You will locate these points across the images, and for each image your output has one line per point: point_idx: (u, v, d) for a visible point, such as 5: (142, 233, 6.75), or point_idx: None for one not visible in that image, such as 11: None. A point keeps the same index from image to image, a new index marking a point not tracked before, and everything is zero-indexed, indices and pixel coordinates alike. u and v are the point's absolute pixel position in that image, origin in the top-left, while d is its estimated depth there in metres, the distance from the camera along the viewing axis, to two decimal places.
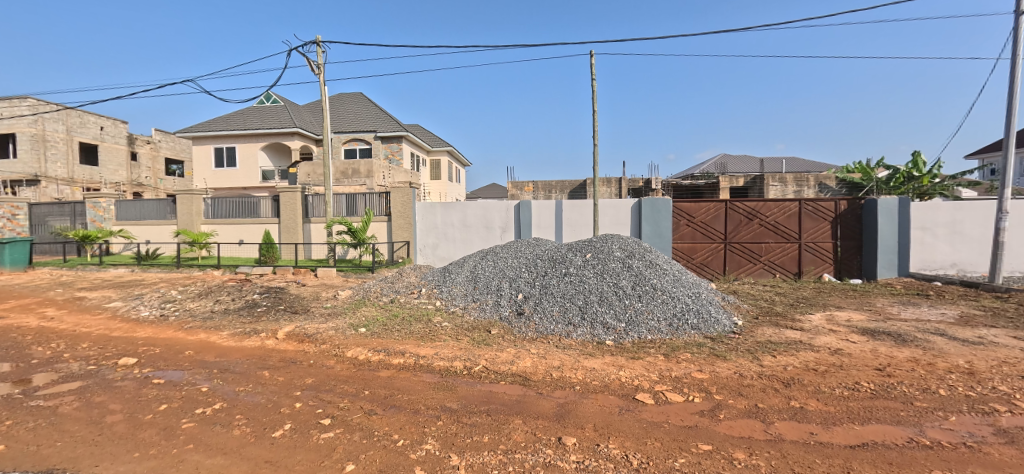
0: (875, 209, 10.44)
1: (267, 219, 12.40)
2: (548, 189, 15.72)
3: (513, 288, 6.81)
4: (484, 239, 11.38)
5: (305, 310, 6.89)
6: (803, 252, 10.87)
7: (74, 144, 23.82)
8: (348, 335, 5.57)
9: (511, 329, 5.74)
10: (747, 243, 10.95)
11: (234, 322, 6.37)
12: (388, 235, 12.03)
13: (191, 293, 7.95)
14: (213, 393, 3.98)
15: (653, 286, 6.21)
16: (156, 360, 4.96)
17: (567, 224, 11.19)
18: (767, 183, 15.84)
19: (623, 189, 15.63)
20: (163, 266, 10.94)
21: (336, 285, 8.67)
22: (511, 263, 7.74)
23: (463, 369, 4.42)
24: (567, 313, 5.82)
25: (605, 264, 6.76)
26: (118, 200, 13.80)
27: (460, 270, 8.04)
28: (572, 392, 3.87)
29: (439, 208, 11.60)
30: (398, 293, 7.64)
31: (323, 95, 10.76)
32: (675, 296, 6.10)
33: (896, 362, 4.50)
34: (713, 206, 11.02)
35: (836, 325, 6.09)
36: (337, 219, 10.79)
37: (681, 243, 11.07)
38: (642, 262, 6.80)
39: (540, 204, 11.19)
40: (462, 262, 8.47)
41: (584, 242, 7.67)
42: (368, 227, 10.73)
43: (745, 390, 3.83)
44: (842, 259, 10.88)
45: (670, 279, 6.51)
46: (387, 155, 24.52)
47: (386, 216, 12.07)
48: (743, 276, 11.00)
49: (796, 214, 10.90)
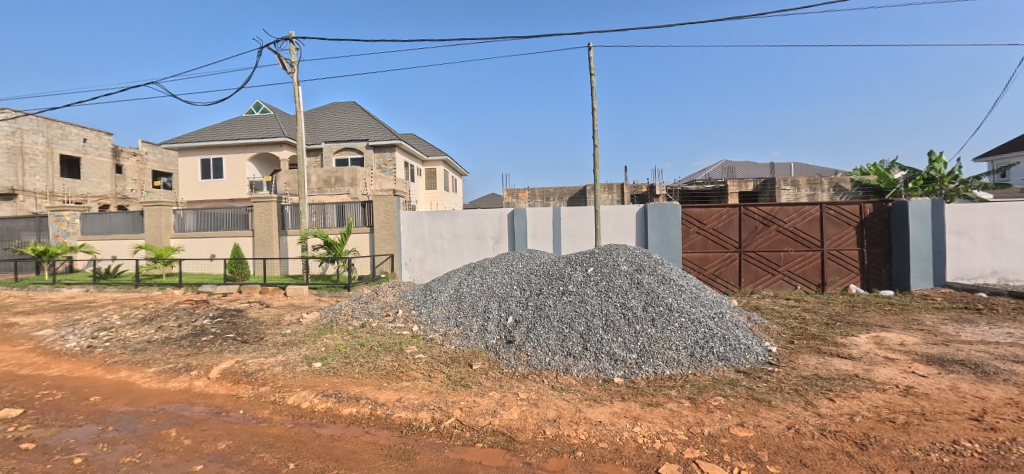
0: (906, 212, 9.47)
1: (240, 232, 11.44)
2: (545, 196, 14.81)
3: (503, 310, 5.80)
4: (475, 251, 10.38)
5: (258, 339, 5.85)
6: (827, 261, 9.86)
7: (55, 156, 23.03)
8: (297, 373, 4.53)
9: (498, 363, 4.70)
10: (764, 252, 9.94)
11: (169, 355, 5.36)
12: (371, 248, 11.02)
13: (134, 319, 6.90)
14: (85, 468, 2.93)
15: (669, 306, 5.20)
16: (45, 413, 3.93)
17: (566, 234, 10.20)
18: (778, 187, 14.86)
19: (625, 195, 14.68)
20: (122, 285, 9.92)
21: (305, 306, 7.63)
22: (502, 279, 6.72)
23: (428, 425, 3.38)
24: (565, 341, 4.79)
25: (610, 281, 5.74)
26: (84, 213, 12.90)
27: (443, 287, 7.00)
28: (572, 461, 2.82)
29: (427, 217, 10.61)
30: (371, 317, 6.60)
31: (297, 96, 9.78)
32: (696, 318, 5.07)
33: (993, 408, 3.46)
34: (725, 211, 10.03)
35: (891, 352, 5.04)
36: (312, 231, 9.74)
37: (691, 253, 10.04)
38: (654, 277, 5.79)
39: (536, 211, 10.21)
40: (447, 277, 7.43)
41: (585, 255, 6.65)
42: (346, 240, 9.70)
43: (809, 457, 2.79)
44: (869, 268, 9.87)
45: (689, 298, 5.48)
46: (380, 165, 23.63)
47: (368, 227, 11.06)
48: (761, 288, 9.97)
49: (817, 219, 9.92)
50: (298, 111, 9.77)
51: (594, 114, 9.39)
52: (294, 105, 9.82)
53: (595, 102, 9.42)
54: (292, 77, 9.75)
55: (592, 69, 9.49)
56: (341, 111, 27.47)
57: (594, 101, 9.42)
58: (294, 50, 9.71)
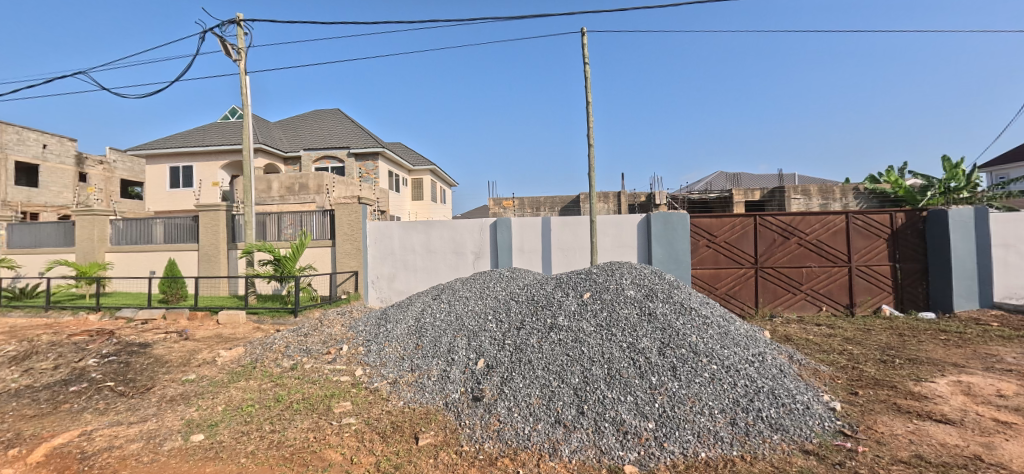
0: (945, 222, 8.27)
1: (184, 245, 9.97)
2: (535, 206, 13.52)
3: (472, 350, 4.40)
4: (452, 268, 8.98)
5: (141, 391, 4.37)
6: (855, 279, 8.61)
7: (9, 163, 21.37)
8: (158, 457, 3.08)
9: (456, 435, 3.29)
10: (784, 268, 8.68)
11: (6, 417, 3.89)
12: (332, 264, 9.57)
13: (3, 358, 5.40)
14: None
15: (694, 348, 3.83)
16: None
17: (557, 247, 8.83)
18: (788, 195, 13.65)
19: (622, 204, 13.39)
20: (32, 308, 8.39)
21: (233, 339, 6.14)
22: (475, 305, 5.29)
23: None
24: (553, 401, 3.40)
25: (613, 311, 4.36)
26: (10, 224, 11.34)
27: (401, 315, 5.56)
28: None
29: (396, 228, 9.17)
30: (306, 355, 5.15)
31: (244, 87, 8.42)
32: (731, 365, 3.70)
33: None
34: (739, 222, 8.75)
35: (998, 411, 3.69)
36: (257, 244, 8.27)
37: (701, 269, 8.73)
38: (669, 306, 4.43)
39: (523, 222, 8.87)
40: (409, 301, 5.99)
41: (579, 275, 5.28)
42: (297, 255, 8.22)
43: None
44: (904, 286, 8.62)
45: (718, 335, 4.11)
46: (362, 174, 22.27)
47: (330, 240, 9.63)
48: (781, 310, 8.68)
49: (842, 230, 8.69)
50: (245, 104, 8.38)
51: (588, 109, 8.10)
52: (241, 96, 8.44)
53: (590, 94, 8.15)
54: (238, 63, 8.38)
55: (586, 55, 8.25)
56: (322, 118, 26.12)
57: (588, 93, 8.15)
58: (242, 35, 8.41)
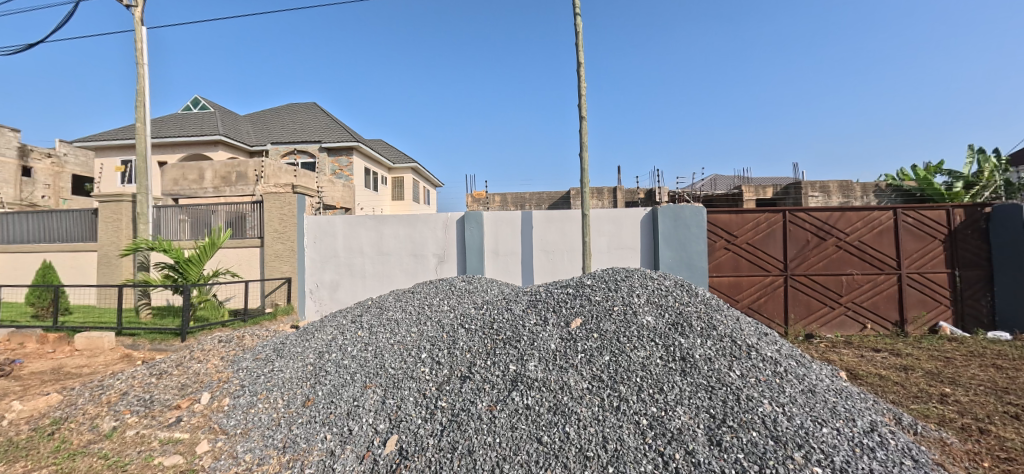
0: (1017, 221, 6.66)
1: (82, 244, 8.05)
2: (519, 203, 11.80)
3: (384, 417, 2.62)
4: (409, 275, 7.19)
5: None
6: (906, 289, 6.99)
7: None
8: None
9: None
10: (819, 276, 7.03)
11: None
12: (262, 268, 7.72)
13: None
14: None
15: (772, 430, 2.07)
16: None
17: (540, 249, 7.09)
18: (805, 193, 12.05)
19: (619, 201, 11.73)
20: None
21: (71, 377, 4.29)
22: (407, 335, 3.50)
23: None
24: None
25: (621, 355, 2.61)
26: None
27: (301, 348, 3.76)
28: None
29: (340, 223, 7.32)
30: (143, 411, 3.30)
31: (140, 42, 6.56)
32: (848, 466, 1.94)
33: None
34: (764, 218, 7.08)
35: None
36: (149, 243, 6.33)
37: (719, 277, 7.06)
38: (713, 344, 2.70)
39: (498, 217, 7.12)
40: (323, 323, 4.18)
41: (565, 290, 3.53)
42: (202, 258, 6.35)
43: None
44: (965, 299, 7.01)
45: (802, 399, 2.38)
46: (335, 170, 20.45)
47: (260, 238, 7.77)
48: (817, 329, 7.03)
49: (890, 229, 7.06)
50: (141, 63, 6.52)
51: (579, 70, 6.38)
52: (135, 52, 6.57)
53: (581, 53, 6.45)
54: (133, 11, 6.54)
55: (576, 6, 6.58)
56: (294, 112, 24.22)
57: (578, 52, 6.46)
58: None
